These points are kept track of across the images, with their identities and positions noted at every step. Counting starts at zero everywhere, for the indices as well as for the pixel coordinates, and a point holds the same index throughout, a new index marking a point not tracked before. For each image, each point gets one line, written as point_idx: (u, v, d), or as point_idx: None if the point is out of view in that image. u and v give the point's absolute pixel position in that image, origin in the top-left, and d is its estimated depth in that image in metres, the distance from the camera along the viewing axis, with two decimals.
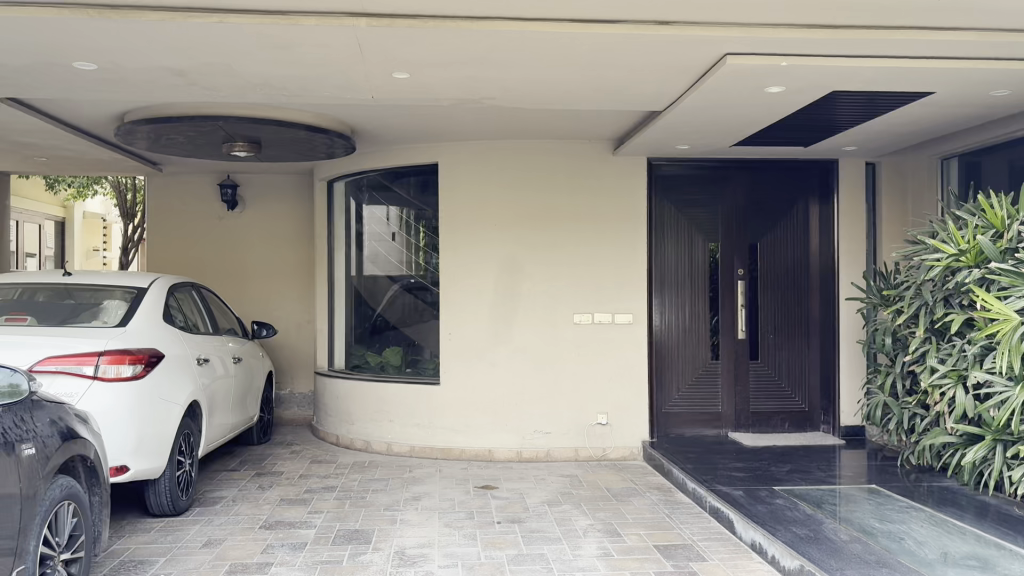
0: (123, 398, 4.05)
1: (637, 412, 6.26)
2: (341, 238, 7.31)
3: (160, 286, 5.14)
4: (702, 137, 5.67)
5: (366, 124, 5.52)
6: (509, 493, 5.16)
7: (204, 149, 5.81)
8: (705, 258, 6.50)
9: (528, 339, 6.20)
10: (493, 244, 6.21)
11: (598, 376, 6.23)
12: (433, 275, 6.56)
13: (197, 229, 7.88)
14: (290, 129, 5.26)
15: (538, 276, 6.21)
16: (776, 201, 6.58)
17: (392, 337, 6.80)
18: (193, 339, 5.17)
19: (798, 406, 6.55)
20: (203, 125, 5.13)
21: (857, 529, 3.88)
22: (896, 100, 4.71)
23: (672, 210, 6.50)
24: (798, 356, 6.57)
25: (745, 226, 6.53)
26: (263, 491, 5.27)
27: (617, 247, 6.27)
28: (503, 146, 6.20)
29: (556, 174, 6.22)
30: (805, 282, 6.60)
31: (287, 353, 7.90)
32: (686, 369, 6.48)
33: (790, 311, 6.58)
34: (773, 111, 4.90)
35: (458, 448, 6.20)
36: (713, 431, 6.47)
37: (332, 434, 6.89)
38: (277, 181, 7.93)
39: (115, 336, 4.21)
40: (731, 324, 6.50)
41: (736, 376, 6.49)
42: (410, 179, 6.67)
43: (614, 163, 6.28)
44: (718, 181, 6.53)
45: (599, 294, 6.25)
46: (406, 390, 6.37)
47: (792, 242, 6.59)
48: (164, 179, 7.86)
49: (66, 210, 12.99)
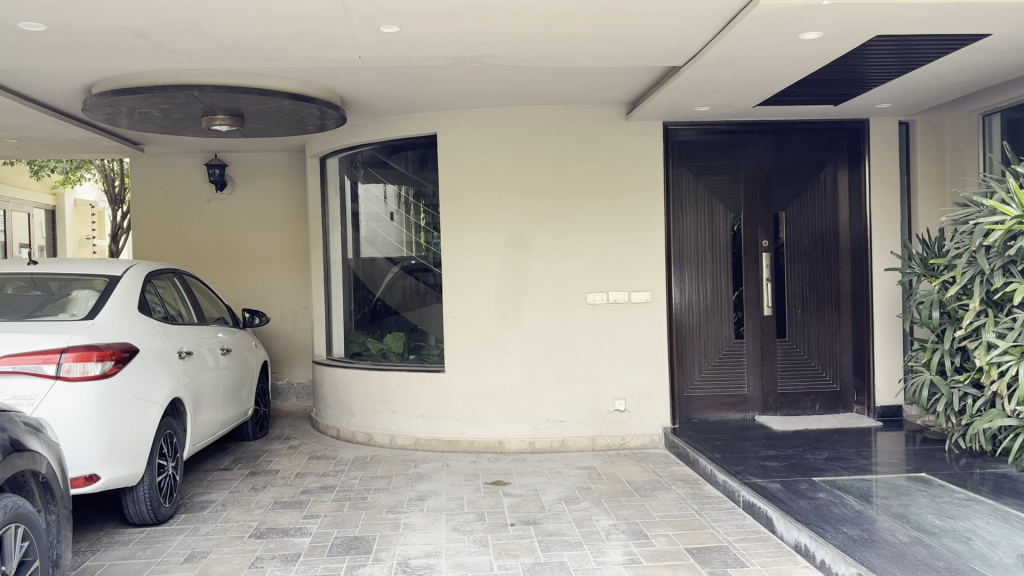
0: (90, 399, 3.64)
1: (658, 397, 5.83)
2: (337, 217, 6.88)
3: (136, 274, 4.70)
4: (724, 97, 5.19)
5: (356, 92, 5.05)
6: (522, 489, 4.74)
7: (183, 124, 5.36)
8: (727, 229, 6.04)
9: (539, 323, 5.76)
10: (499, 221, 5.75)
11: (615, 360, 5.79)
12: (434, 256, 6.11)
13: (185, 213, 7.45)
14: (273, 99, 4.79)
15: (548, 253, 5.76)
16: (802, 166, 6.10)
17: (393, 322, 6.38)
18: (175, 331, 4.75)
19: (829, 386, 6.10)
20: (177, 97, 4.65)
21: (915, 529, 3.46)
22: (944, 46, 4.22)
23: (691, 178, 6.02)
24: (829, 333, 6.11)
25: (770, 194, 6.06)
26: (255, 493, 4.86)
27: (632, 221, 5.80)
28: (506, 114, 5.74)
29: (564, 141, 5.75)
30: (834, 253, 6.13)
31: (283, 342, 7.49)
32: (709, 349, 6.03)
33: (820, 285, 6.12)
34: (804, 63, 4.42)
35: (466, 441, 5.79)
36: (739, 415, 6.03)
37: (332, 427, 6.50)
38: (267, 159, 7.48)
39: (82, 331, 3.79)
40: (756, 300, 6.06)
41: (763, 356, 6.04)
42: (408, 153, 6.22)
43: (627, 130, 5.80)
44: (739, 146, 6.05)
45: (613, 271, 5.79)
46: (408, 379, 5.95)
47: (820, 210, 6.12)
48: (149, 161, 7.42)
49: (56, 198, 12.55)
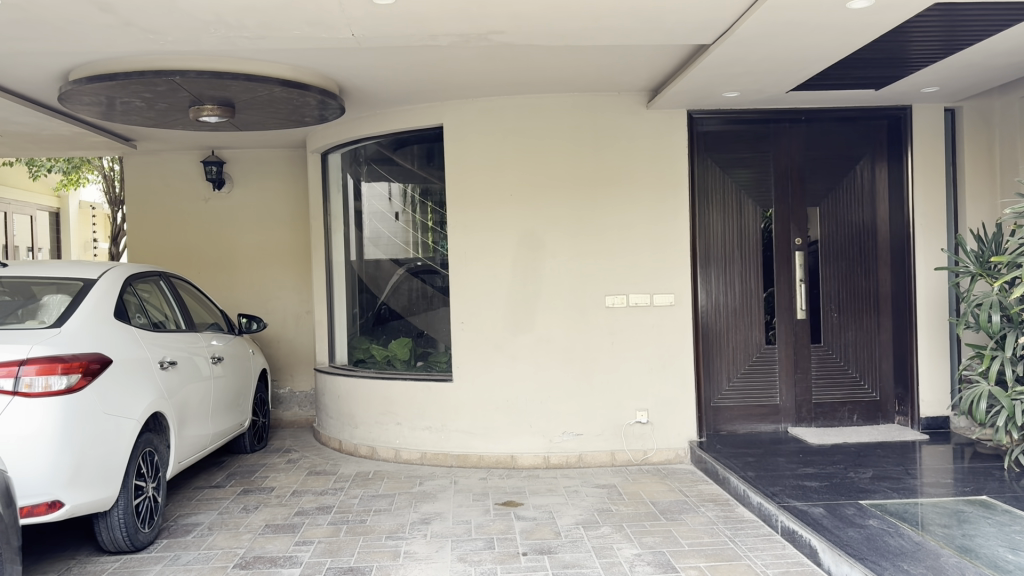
0: (52, 416, 3.26)
1: (683, 408, 5.39)
2: (340, 217, 6.51)
3: (116, 277, 4.32)
4: (755, 80, 4.75)
5: (355, 77, 4.66)
6: (536, 512, 4.32)
7: (170, 116, 4.98)
8: (757, 227, 5.60)
9: (553, 328, 5.34)
10: (510, 219, 5.34)
11: (636, 368, 5.36)
12: (441, 257, 5.70)
13: (182, 213, 7.10)
14: (263, 86, 4.40)
15: (563, 253, 5.33)
16: (838, 158, 5.65)
17: (398, 327, 6.01)
18: (158, 340, 4.37)
19: (868, 395, 5.63)
20: (158, 84, 4.27)
21: (988, 565, 3.01)
22: (1007, 17, 3.76)
23: (718, 171, 5.59)
24: (868, 338, 5.64)
25: (803, 189, 5.62)
26: (246, 515, 4.48)
27: (654, 218, 5.36)
28: (519, 103, 5.33)
29: (580, 133, 5.33)
30: (873, 251, 5.67)
31: (284, 349, 7.11)
32: (738, 356, 5.59)
33: (857, 286, 5.66)
34: (848, 38, 3.97)
35: (476, 455, 5.38)
36: (770, 427, 5.58)
37: (334, 439, 6.11)
38: (268, 156, 7.12)
39: (47, 341, 3.42)
40: (789, 303, 5.61)
41: (796, 363, 5.60)
42: (414, 147, 5.81)
43: (649, 118, 5.37)
44: (770, 136, 5.61)
45: (634, 271, 5.36)
46: (414, 388, 5.54)
47: (857, 206, 5.66)
48: (143, 157, 7.07)
49: (59, 200, 12.31)
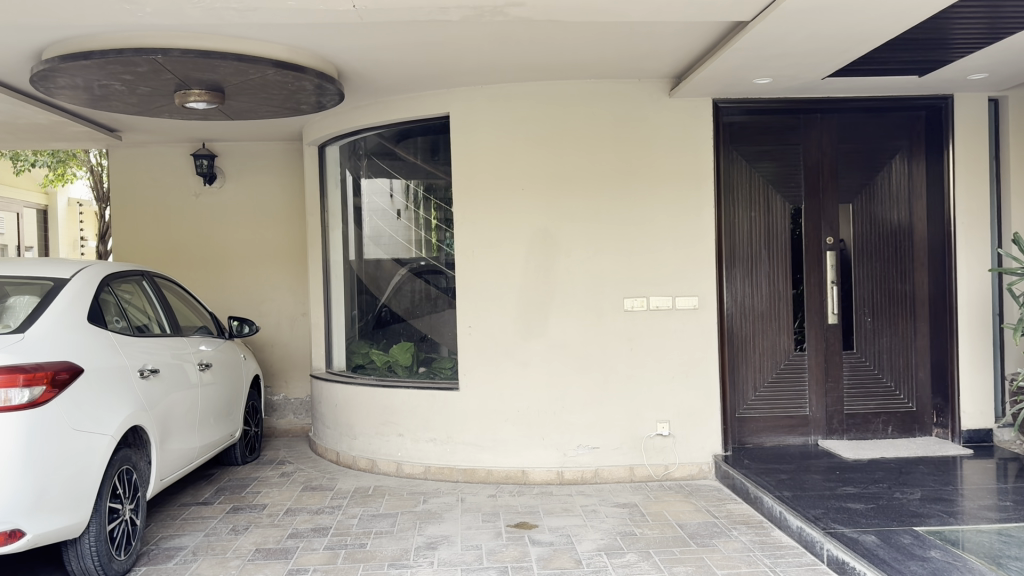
0: (11, 435, 2.88)
1: (706, 419, 5.01)
2: (340, 213, 6.14)
3: (91, 276, 3.93)
4: (790, 65, 4.38)
5: (355, 58, 4.28)
6: (553, 536, 3.94)
7: (154, 102, 4.58)
8: (786, 225, 5.23)
9: (568, 333, 4.95)
10: (521, 215, 4.96)
11: (657, 376, 4.98)
12: (446, 256, 5.32)
13: (171, 209, 6.70)
14: (255, 67, 4.02)
15: (579, 252, 4.95)
16: (873, 152, 5.29)
17: (400, 331, 5.63)
18: (140, 346, 3.98)
19: (904, 406, 5.25)
20: (139, 64, 3.88)
21: None
22: None
23: (744, 165, 5.21)
24: (903, 344, 5.27)
25: (834, 185, 5.25)
26: (234, 538, 4.08)
27: (677, 214, 4.98)
28: (532, 91, 4.95)
29: (597, 123, 4.95)
30: (910, 251, 5.30)
31: (278, 353, 6.72)
32: (766, 364, 5.21)
33: (892, 289, 5.29)
34: (902, 16, 3.59)
35: (484, 470, 4.99)
36: (799, 440, 5.20)
37: (331, 450, 5.73)
38: (263, 149, 6.73)
39: (9, 349, 3.03)
40: (819, 306, 5.23)
41: (826, 371, 5.22)
42: (418, 139, 5.43)
43: (671, 108, 4.99)
44: (800, 128, 5.24)
45: (655, 272, 4.98)
46: (418, 396, 5.16)
47: (893, 203, 5.29)
48: (130, 150, 6.68)
49: (48, 198, 11.94)
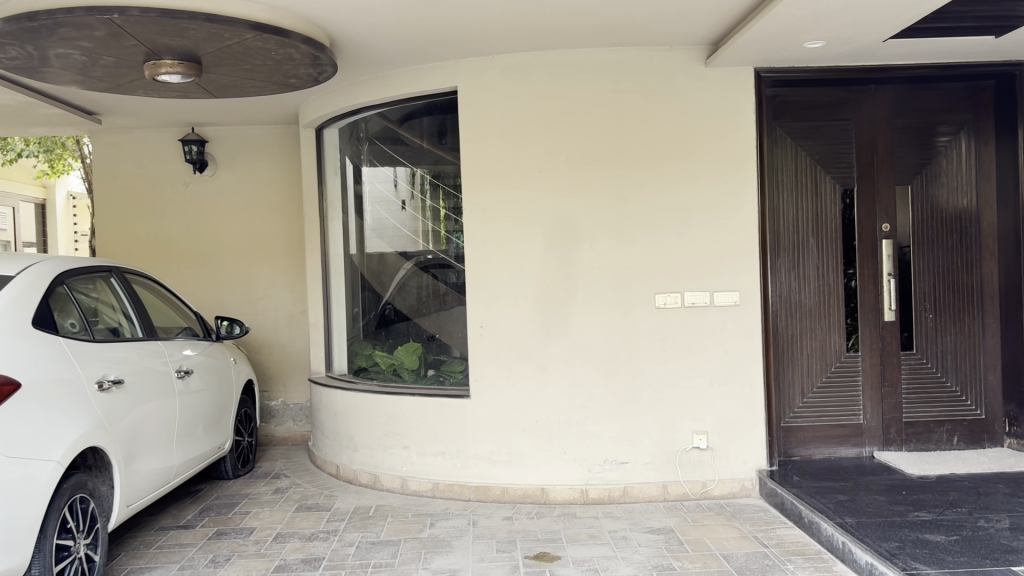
0: None
1: (748, 430, 4.45)
2: (339, 203, 5.61)
3: (43, 273, 3.41)
4: (847, 24, 3.78)
5: (347, 19, 3.73)
6: (578, 571, 3.40)
7: (122, 75, 4.06)
8: (837, 211, 4.64)
9: (592, 334, 4.40)
10: (538, 201, 4.40)
11: (693, 381, 4.42)
12: (455, 249, 4.77)
13: (158, 199, 6.20)
14: (229, 31, 3.48)
15: (603, 243, 4.38)
16: (935, 127, 4.68)
17: (406, 331, 5.10)
18: (100, 353, 3.46)
19: (972, 414, 4.66)
20: (95, 27, 3.34)
21: None
22: None
23: (789, 144, 4.63)
24: (970, 344, 4.68)
25: (892, 165, 4.65)
26: (213, 571, 3.56)
27: (714, 198, 4.41)
28: (550, 61, 4.38)
29: (623, 97, 4.37)
30: (978, 239, 4.70)
31: (276, 354, 6.22)
32: (814, 367, 4.63)
33: (957, 282, 4.69)
34: None
35: (498, 487, 4.45)
36: (852, 452, 4.62)
37: (331, 463, 5.21)
38: (258, 134, 6.21)
39: None
40: (874, 302, 4.64)
41: (883, 374, 4.64)
42: (424, 119, 4.89)
43: (708, 79, 4.40)
44: (852, 101, 4.64)
45: (689, 264, 4.41)
46: (424, 405, 4.62)
47: (958, 185, 4.68)
48: (114, 137, 6.18)
49: (46, 191, 11.54)
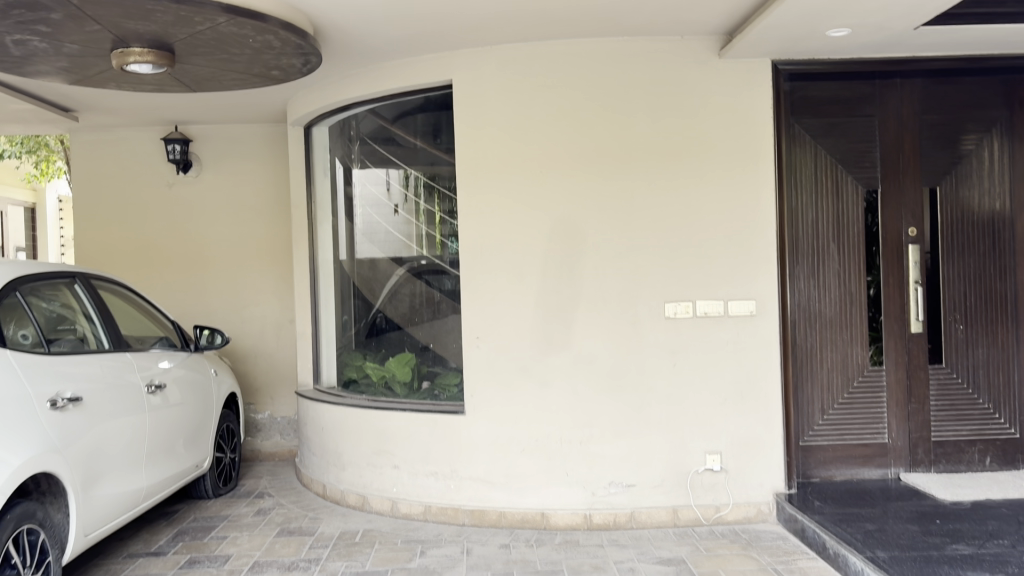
0: None
1: (765, 451, 4.12)
2: (328, 206, 5.30)
3: None
4: (876, 11, 3.47)
5: (330, 3, 3.42)
6: None
7: (89, 64, 3.75)
8: (860, 214, 4.32)
9: (596, 346, 4.07)
10: (538, 203, 4.09)
11: (705, 398, 4.09)
12: (450, 254, 4.46)
13: (140, 202, 5.90)
14: (200, 14, 3.17)
15: (609, 248, 4.07)
16: (965, 125, 4.36)
17: (397, 342, 4.78)
18: (58, 367, 3.15)
19: (1005, 433, 4.33)
20: (51, 9, 3.04)
21: None
22: None
23: (809, 143, 4.31)
24: (1003, 358, 4.36)
25: (919, 165, 4.33)
26: None
27: (728, 200, 4.09)
28: (552, 53, 4.07)
29: (631, 91, 4.06)
30: (1010, 245, 4.38)
31: (263, 365, 5.90)
32: (836, 382, 4.30)
33: (989, 290, 4.38)
34: None
35: (495, 511, 4.13)
36: (877, 473, 4.28)
37: (317, 482, 4.89)
38: (245, 134, 5.91)
39: None
40: (900, 313, 4.32)
41: (910, 390, 4.31)
42: (417, 116, 4.58)
43: (722, 72, 4.09)
44: (876, 97, 4.32)
45: (701, 271, 4.09)
46: (416, 421, 4.30)
47: (990, 186, 4.37)
48: (94, 137, 5.89)
49: (36, 194, 11.25)
